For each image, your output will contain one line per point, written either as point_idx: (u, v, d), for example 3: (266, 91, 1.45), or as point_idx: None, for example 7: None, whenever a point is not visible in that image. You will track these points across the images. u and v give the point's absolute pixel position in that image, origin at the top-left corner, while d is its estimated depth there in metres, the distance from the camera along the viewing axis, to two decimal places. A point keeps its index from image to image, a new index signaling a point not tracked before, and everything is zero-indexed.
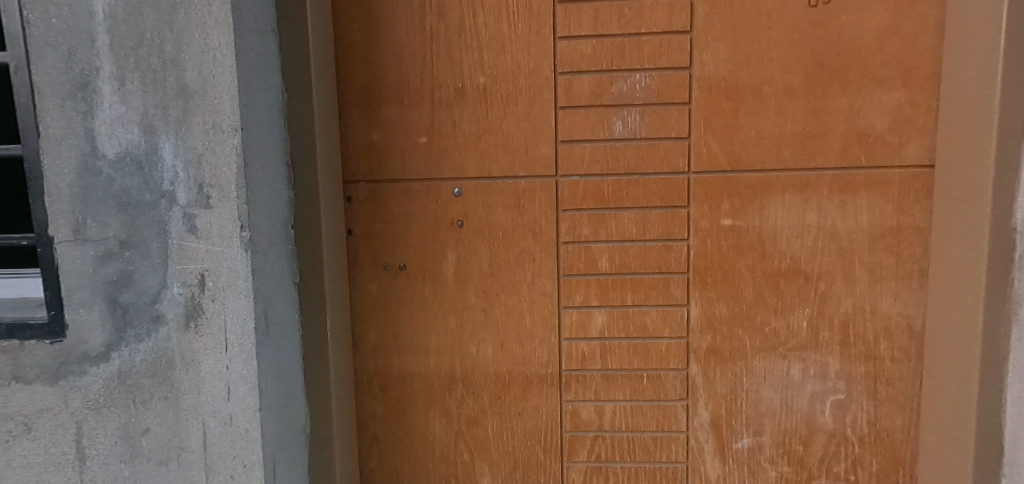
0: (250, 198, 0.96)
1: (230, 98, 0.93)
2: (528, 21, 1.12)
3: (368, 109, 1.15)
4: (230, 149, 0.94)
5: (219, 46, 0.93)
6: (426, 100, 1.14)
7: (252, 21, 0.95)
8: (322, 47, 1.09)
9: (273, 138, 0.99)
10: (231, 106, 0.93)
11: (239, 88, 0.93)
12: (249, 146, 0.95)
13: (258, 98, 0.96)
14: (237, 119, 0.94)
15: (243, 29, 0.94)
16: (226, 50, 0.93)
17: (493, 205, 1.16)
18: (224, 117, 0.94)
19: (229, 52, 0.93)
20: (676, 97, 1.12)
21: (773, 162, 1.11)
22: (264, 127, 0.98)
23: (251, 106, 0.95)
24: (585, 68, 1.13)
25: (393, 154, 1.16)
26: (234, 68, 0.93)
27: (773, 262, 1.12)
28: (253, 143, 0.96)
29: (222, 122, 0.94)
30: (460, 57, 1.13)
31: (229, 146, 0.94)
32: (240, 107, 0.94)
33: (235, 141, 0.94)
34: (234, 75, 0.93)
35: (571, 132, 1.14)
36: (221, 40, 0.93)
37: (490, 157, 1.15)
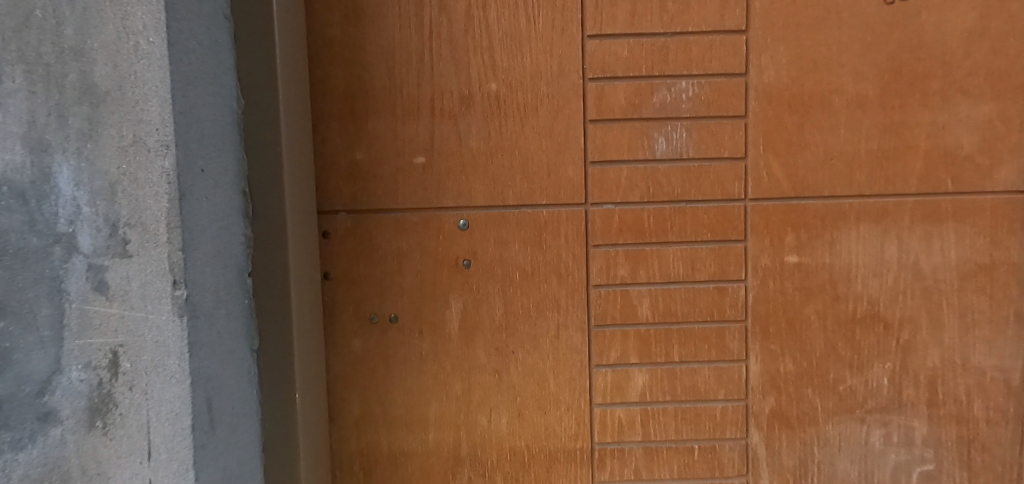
0: (186, 243, 0.65)
1: (161, 102, 0.63)
2: (551, 15, 0.91)
3: (350, 121, 0.91)
4: (158, 174, 0.63)
5: (144, 30, 0.62)
6: (425, 110, 0.92)
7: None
8: (293, 39, 0.84)
9: (215, 163, 0.71)
10: (159, 115, 0.63)
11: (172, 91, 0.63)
12: (184, 171, 0.65)
13: (206, 103, 0.69)
14: (169, 132, 0.63)
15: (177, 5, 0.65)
16: (155, 35, 0.63)
17: (508, 240, 0.94)
18: (150, 130, 0.63)
19: (158, 40, 0.63)
20: (730, 109, 0.92)
21: (846, 187, 0.93)
22: (205, 145, 0.69)
23: (185, 116, 0.66)
24: (620, 74, 0.92)
25: (382, 177, 0.92)
26: (167, 61, 0.63)
27: (847, 308, 0.93)
28: (193, 164, 0.66)
29: (145, 137, 0.63)
30: (466, 58, 0.91)
31: (158, 170, 0.63)
32: (174, 116, 0.64)
33: (165, 162, 0.63)
34: (165, 72, 0.63)
35: (603, 151, 0.93)
36: (146, 21, 0.62)
37: (504, 182, 0.93)
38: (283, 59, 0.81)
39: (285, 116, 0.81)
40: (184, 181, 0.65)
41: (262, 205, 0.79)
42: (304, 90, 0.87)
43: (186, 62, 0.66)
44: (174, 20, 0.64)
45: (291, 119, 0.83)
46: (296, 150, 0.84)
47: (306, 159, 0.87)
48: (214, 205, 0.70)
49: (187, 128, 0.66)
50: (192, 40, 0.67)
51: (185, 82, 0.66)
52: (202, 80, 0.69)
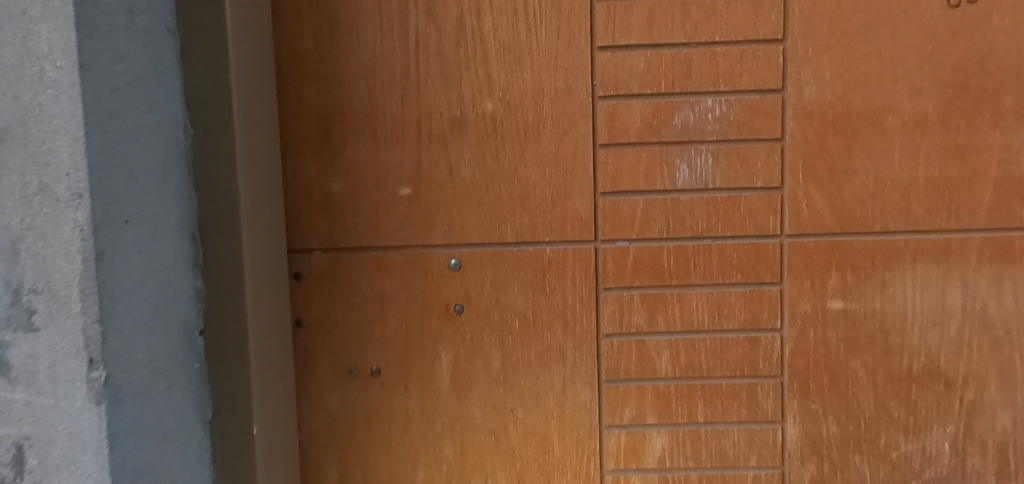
0: (106, 314, 0.53)
1: (71, 141, 0.51)
2: (556, 24, 0.78)
3: (324, 146, 0.79)
4: (69, 230, 0.52)
5: (51, 53, 0.51)
6: (411, 133, 0.80)
7: (128, 13, 0.56)
8: (256, 53, 0.72)
9: (151, 207, 0.58)
10: (70, 156, 0.51)
11: (86, 128, 0.52)
12: (104, 223, 0.53)
13: (141, 137, 0.57)
14: (82, 178, 0.52)
15: (98, 19, 0.53)
16: (64, 59, 0.51)
17: (507, 283, 0.82)
18: (58, 176, 0.51)
19: (66, 64, 0.51)
20: (763, 132, 0.79)
21: (901, 220, 0.80)
22: (136, 187, 0.56)
23: (106, 156, 0.53)
24: (636, 91, 0.79)
25: (363, 211, 0.80)
26: (79, 91, 0.51)
27: (901, 362, 0.81)
28: (119, 214, 0.55)
29: (52, 184, 0.51)
30: (458, 74, 0.79)
31: (69, 225, 0.52)
32: (89, 157, 0.52)
33: (77, 215, 0.52)
34: (77, 104, 0.51)
35: (616, 180, 0.80)
36: (52, 42, 0.51)
37: (502, 216, 0.81)
38: (243, 77, 0.68)
39: (245, 146, 0.68)
40: (104, 236, 0.53)
41: (216, 252, 0.66)
42: (272, 112, 0.75)
43: (107, 89, 0.53)
44: (90, 38, 0.52)
45: (253, 148, 0.70)
46: (260, 184, 0.71)
47: (275, 192, 0.75)
48: (150, 259, 0.58)
49: (109, 170, 0.53)
50: (120, 61, 0.55)
51: (106, 113, 0.53)
52: (132, 108, 0.56)
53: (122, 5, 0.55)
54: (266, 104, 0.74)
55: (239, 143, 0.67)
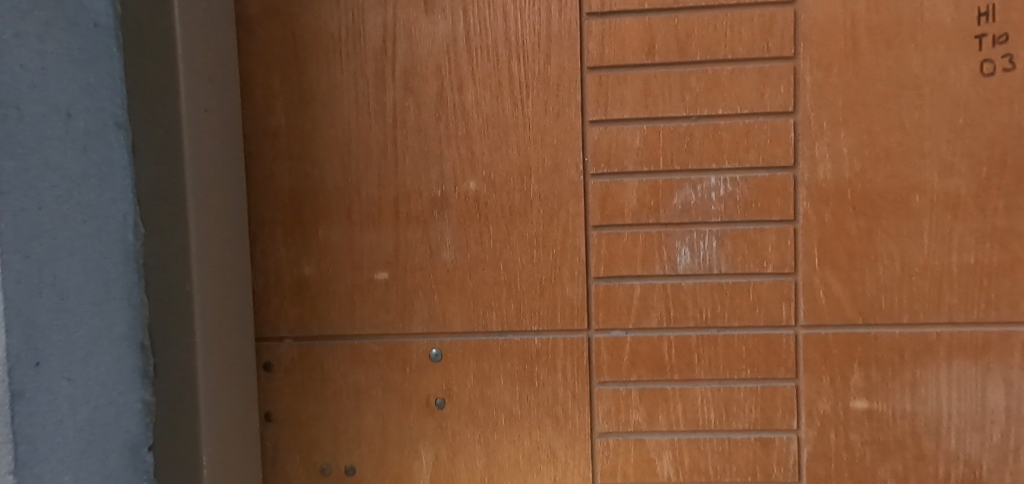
0: (23, 459, 0.48)
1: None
2: (544, 96, 0.72)
3: (295, 228, 0.73)
4: None
5: None
6: (387, 214, 0.73)
7: (63, 117, 0.52)
8: (218, 135, 0.66)
9: (89, 323, 0.55)
10: None
11: (6, 258, 0.47)
12: (23, 359, 0.48)
13: (77, 248, 0.53)
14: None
15: (20, 134, 0.48)
16: None
17: (491, 375, 0.75)
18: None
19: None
20: (773, 212, 0.72)
21: (932, 311, 0.72)
22: (69, 307, 0.52)
23: (27, 283, 0.48)
24: (631, 168, 0.72)
25: (336, 297, 0.74)
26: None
27: (936, 470, 0.72)
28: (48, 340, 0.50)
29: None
30: (438, 150, 0.73)
31: None
32: (5, 289, 0.47)
33: None
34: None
35: (611, 264, 0.73)
36: None
37: (485, 302, 0.74)
38: (198, 165, 0.62)
39: (200, 241, 0.62)
40: (22, 373, 0.48)
41: (166, 360, 0.61)
42: (238, 195, 0.70)
43: (31, 208, 0.49)
44: (11, 157, 0.47)
45: (212, 240, 0.64)
46: (220, 278, 0.66)
47: (240, 281, 0.70)
48: (85, 380, 0.54)
49: (32, 299, 0.49)
50: (52, 173, 0.51)
51: (28, 236, 0.49)
52: (66, 220, 0.52)
53: (56, 111, 0.51)
54: (230, 187, 0.68)
55: (192, 240, 0.61)
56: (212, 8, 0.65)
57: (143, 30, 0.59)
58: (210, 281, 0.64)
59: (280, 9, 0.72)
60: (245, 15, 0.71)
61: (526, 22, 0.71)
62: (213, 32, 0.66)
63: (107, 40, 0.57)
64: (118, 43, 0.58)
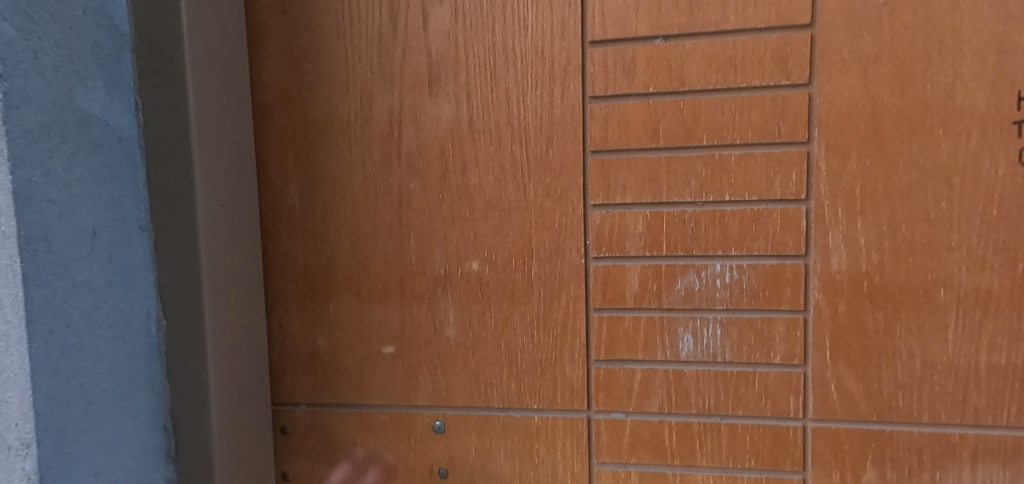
0: None
1: (19, 394, 0.51)
2: (545, 179, 0.72)
3: (308, 302, 0.77)
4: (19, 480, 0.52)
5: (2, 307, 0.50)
6: (395, 291, 0.76)
7: (90, 235, 0.57)
8: (235, 224, 0.69)
9: (111, 421, 0.59)
10: (19, 407, 0.51)
11: (37, 379, 0.52)
12: (54, 466, 0.53)
13: (105, 352, 0.58)
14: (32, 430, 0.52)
15: (48, 263, 0.53)
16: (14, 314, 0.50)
17: (492, 450, 0.76)
18: (7, 427, 0.51)
19: (14, 320, 0.50)
20: (782, 301, 0.69)
21: (956, 412, 0.67)
22: (95, 408, 0.57)
23: (56, 397, 0.53)
24: (634, 252, 0.71)
25: (346, 369, 0.77)
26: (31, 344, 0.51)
27: None
28: (76, 445, 0.55)
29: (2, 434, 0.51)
30: (443, 230, 0.74)
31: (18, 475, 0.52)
32: (36, 406, 0.52)
33: (27, 465, 0.52)
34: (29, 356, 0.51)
35: (612, 347, 0.73)
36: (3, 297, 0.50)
37: (487, 379, 0.75)
38: (213, 258, 0.65)
39: (215, 331, 0.65)
40: (53, 479, 0.53)
41: (187, 443, 0.65)
42: (256, 276, 0.73)
43: (60, 327, 0.54)
44: (40, 286, 0.52)
45: (228, 327, 0.68)
46: (238, 360, 0.69)
47: (258, 357, 0.73)
48: (110, 472, 0.59)
49: (62, 411, 0.54)
50: (79, 291, 0.55)
51: (57, 354, 0.53)
52: (92, 330, 0.57)
53: (82, 232, 0.56)
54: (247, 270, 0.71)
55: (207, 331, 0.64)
56: (230, 102, 0.69)
57: (162, 134, 0.62)
58: (226, 367, 0.67)
59: (293, 96, 0.75)
60: (262, 101, 0.75)
61: (529, 106, 0.71)
62: (232, 125, 0.69)
63: (132, 152, 0.61)
64: (140, 152, 0.62)
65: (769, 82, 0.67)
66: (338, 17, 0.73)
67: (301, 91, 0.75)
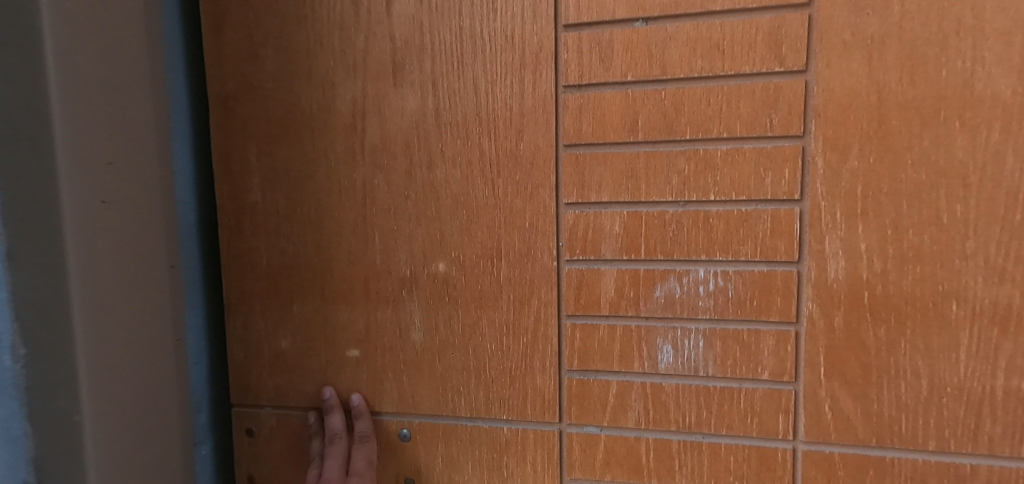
0: None
1: None
2: (514, 176, 0.66)
3: (272, 301, 0.74)
4: None
5: None
6: (359, 291, 0.72)
7: None
8: (125, 228, 0.59)
9: None
10: None
11: None
12: None
13: None
14: None
15: None
16: None
17: (460, 461, 0.72)
18: None
19: None
20: (771, 311, 0.63)
21: (967, 440, 0.60)
22: None
23: None
24: (610, 255, 0.65)
25: (310, 372, 0.74)
26: None
27: None
28: None
29: None
30: (408, 229, 0.70)
31: None
32: None
33: None
34: None
35: (586, 357, 0.67)
36: None
37: (454, 386, 0.71)
38: (60, 279, 0.53)
39: (96, 363, 0.56)
40: None
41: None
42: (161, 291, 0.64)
43: None
44: None
45: (129, 352, 0.60)
46: (137, 395, 0.61)
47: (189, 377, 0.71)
48: None
49: None
50: None
51: None
52: None
53: None
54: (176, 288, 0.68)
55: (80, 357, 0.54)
56: (116, 84, 0.59)
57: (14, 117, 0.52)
58: (118, 403, 0.58)
59: (256, 87, 0.72)
60: (223, 91, 0.72)
61: (498, 96, 0.66)
62: (128, 126, 0.60)
63: None
64: None
65: (760, 70, 0.60)
66: (298, 2, 0.69)
67: (261, 81, 0.71)
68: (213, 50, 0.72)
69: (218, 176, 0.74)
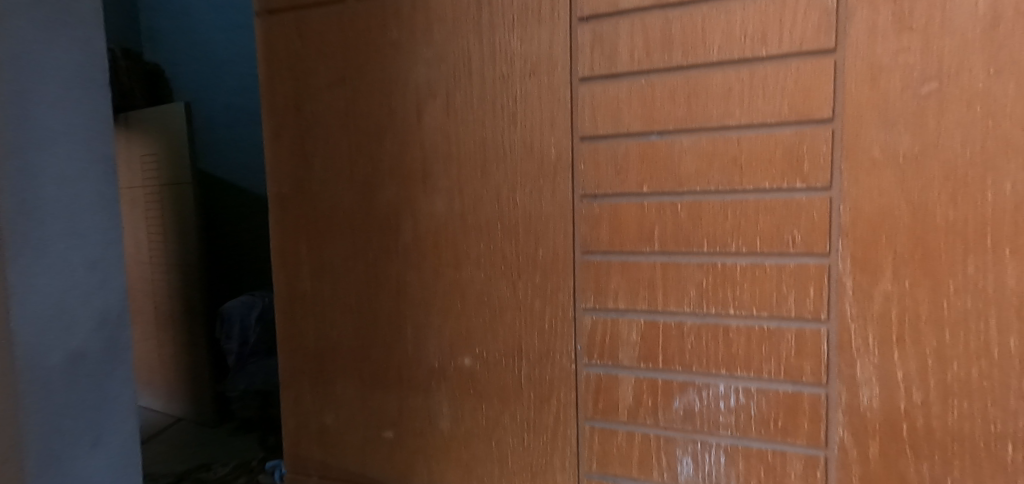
0: None
1: None
2: (533, 280, 0.67)
3: (319, 380, 0.80)
4: None
5: None
6: (394, 378, 0.76)
7: None
8: None
9: None
10: None
11: None
12: None
13: None
14: None
15: None
16: None
17: None
18: None
19: None
20: (798, 434, 0.59)
21: None
22: None
23: None
24: (627, 362, 0.65)
25: (351, 447, 0.79)
26: None
27: None
28: None
29: None
30: (437, 324, 0.73)
31: None
32: None
33: None
34: None
35: (604, 460, 0.67)
36: None
37: (478, 476, 0.73)
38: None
39: None
40: None
41: None
42: None
43: None
44: None
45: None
46: None
47: None
48: None
49: None
50: None
51: None
52: None
53: None
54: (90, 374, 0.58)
55: None
56: None
57: None
58: None
59: (305, 186, 0.77)
60: (281, 192, 0.78)
61: (518, 202, 0.66)
62: None
63: None
64: None
65: (781, 185, 0.56)
66: (342, 112, 0.73)
67: (311, 182, 0.76)
68: (271, 155, 0.78)
69: (276, 265, 0.80)
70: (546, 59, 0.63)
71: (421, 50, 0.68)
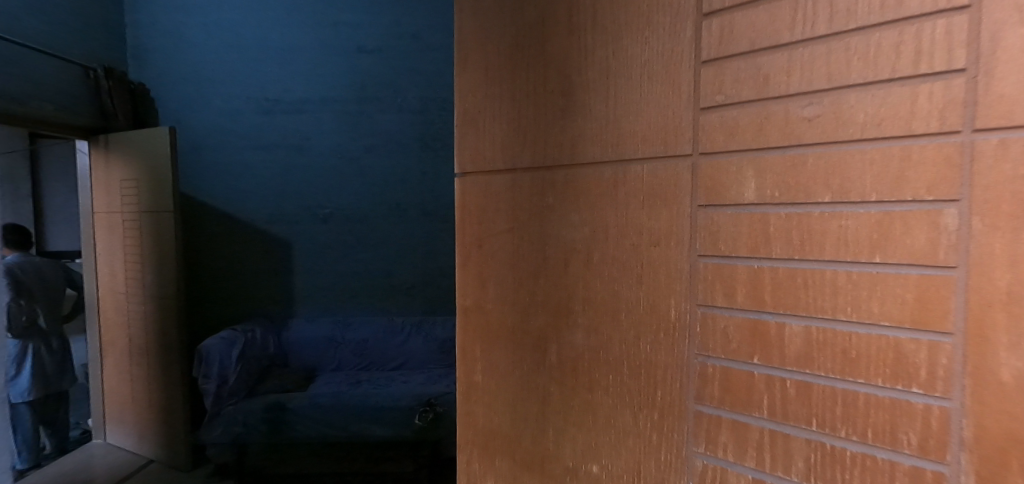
0: None
1: None
2: (654, 415, 0.73)
3: (483, 454, 0.93)
4: None
5: None
6: (537, 467, 0.86)
7: None
8: None
9: None
10: None
11: None
12: None
13: None
14: None
15: None
16: None
17: None
18: None
19: None
20: None
21: None
22: None
23: None
24: None
25: None
26: None
27: None
28: None
29: None
30: (571, 433, 0.82)
31: None
32: None
33: None
34: None
35: None
36: None
37: None
38: None
39: None
40: None
41: None
42: None
43: None
44: None
45: None
46: None
47: None
48: None
49: None
50: None
51: None
52: None
53: None
54: None
55: None
56: None
57: None
58: None
59: (479, 305, 0.92)
60: (464, 304, 0.94)
61: (642, 349, 0.74)
62: None
63: None
64: None
65: (893, 385, 0.56)
66: (510, 255, 0.87)
67: (485, 303, 0.91)
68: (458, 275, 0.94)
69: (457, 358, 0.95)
70: (666, 236, 0.71)
71: (569, 215, 0.80)
